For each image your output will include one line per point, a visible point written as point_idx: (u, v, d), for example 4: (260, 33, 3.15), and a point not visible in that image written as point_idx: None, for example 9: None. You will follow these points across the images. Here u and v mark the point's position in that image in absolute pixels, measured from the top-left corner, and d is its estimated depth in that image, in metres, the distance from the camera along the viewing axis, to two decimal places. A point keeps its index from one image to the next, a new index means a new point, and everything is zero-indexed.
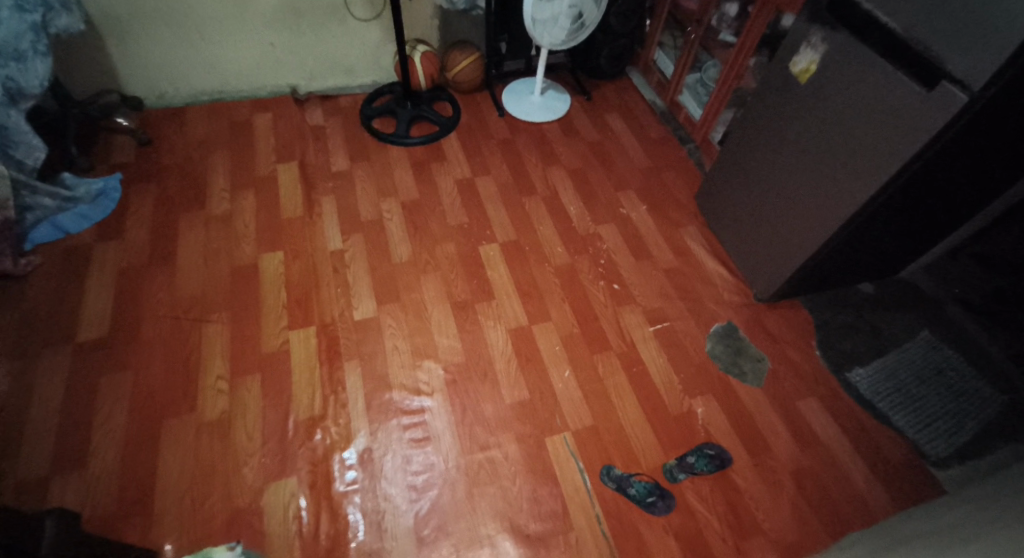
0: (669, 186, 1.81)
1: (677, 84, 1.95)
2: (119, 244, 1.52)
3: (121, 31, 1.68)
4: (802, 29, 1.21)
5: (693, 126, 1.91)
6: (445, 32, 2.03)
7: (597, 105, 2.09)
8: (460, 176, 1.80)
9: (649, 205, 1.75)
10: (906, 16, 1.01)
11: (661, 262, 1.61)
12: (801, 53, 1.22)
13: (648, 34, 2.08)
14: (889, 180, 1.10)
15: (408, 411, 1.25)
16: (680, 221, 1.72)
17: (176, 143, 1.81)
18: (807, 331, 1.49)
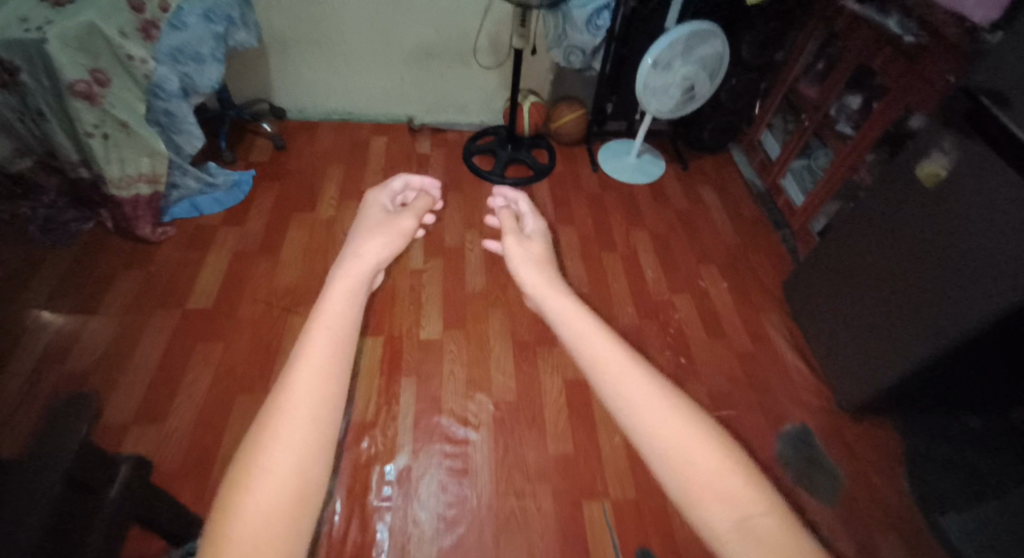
0: (755, 268, 1.76)
1: (780, 167, 1.90)
2: (238, 230, 1.69)
3: (282, 52, 1.93)
4: (933, 134, 1.16)
5: (791, 213, 1.83)
6: (556, 86, 2.14)
7: (692, 175, 2.09)
8: (543, 222, 1.85)
9: (731, 283, 1.71)
10: None
11: (737, 344, 1.55)
12: (927, 158, 1.17)
13: (756, 116, 2.05)
14: (1012, 307, 1.01)
15: (495, 213, 1.20)
16: (762, 305, 1.66)
17: (302, 150, 2.01)
18: (890, 456, 1.37)
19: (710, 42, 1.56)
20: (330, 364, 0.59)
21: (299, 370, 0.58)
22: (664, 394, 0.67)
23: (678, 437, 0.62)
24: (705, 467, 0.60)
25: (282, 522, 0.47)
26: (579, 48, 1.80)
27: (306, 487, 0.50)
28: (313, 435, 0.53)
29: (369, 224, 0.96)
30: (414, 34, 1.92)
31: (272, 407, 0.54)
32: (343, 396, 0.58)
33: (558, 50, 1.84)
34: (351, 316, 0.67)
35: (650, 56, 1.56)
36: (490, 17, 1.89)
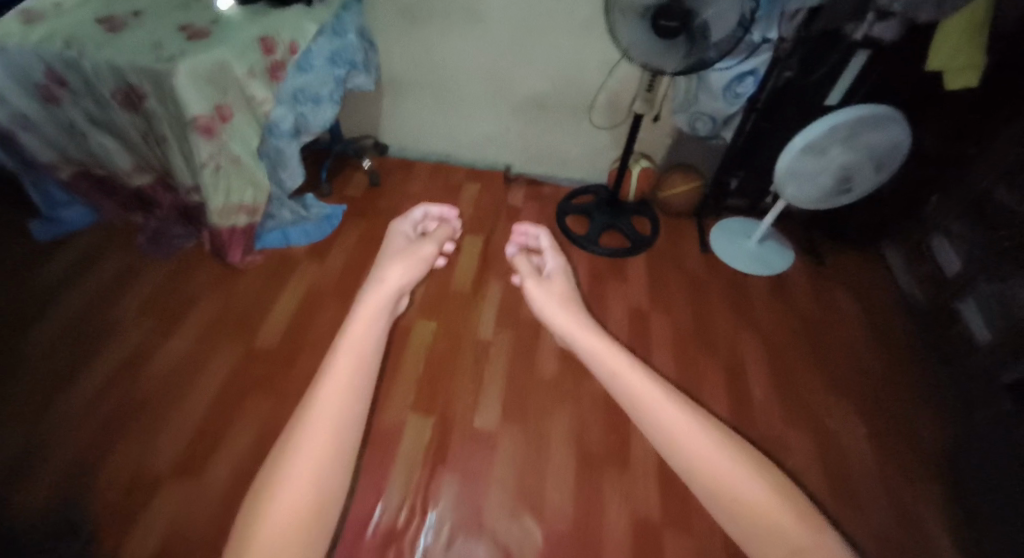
0: (904, 418, 1.43)
1: (958, 286, 1.53)
2: (319, 265, 1.65)
3: (393, 92, 1.94)
4: None
5: (970, 349, 1.45)
6: (672, 152, 1.93)
7: (823, 276, 1.78)
8: (635, 305, 1.63)
9: (867, 429, 1.40)
10: None
11: (872, 522, 1.24)
12: None
13: (931, 208, 1.67)
14: None
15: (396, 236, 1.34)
16: (909, 469, 1.35)
17: (394, 189, 1.97)
18: None
19: (885, 130, 1.36)
20: (343, 385, 0.72)
21: (323, 386, 0.72)
22: (664, 393, 0.86)
23: (671, 424, 0.80)
24: (704, 449, 0.76)
25: (304, 505, 0.60)
26: (709, 115, 1.61)
27: (321, 478, 0.62)
28: (329, 443, 0.65)
29: (410, 254, 1.20)
30: (529, 85, 1.83)
31: (303, 413, 0.69)
32: (354, 413, 0.70)
33: (682, 115, 1.66)
34: (374, 343, 0.82)
35: (801, 138, 1.39)
36: (614, 76, 1.74)
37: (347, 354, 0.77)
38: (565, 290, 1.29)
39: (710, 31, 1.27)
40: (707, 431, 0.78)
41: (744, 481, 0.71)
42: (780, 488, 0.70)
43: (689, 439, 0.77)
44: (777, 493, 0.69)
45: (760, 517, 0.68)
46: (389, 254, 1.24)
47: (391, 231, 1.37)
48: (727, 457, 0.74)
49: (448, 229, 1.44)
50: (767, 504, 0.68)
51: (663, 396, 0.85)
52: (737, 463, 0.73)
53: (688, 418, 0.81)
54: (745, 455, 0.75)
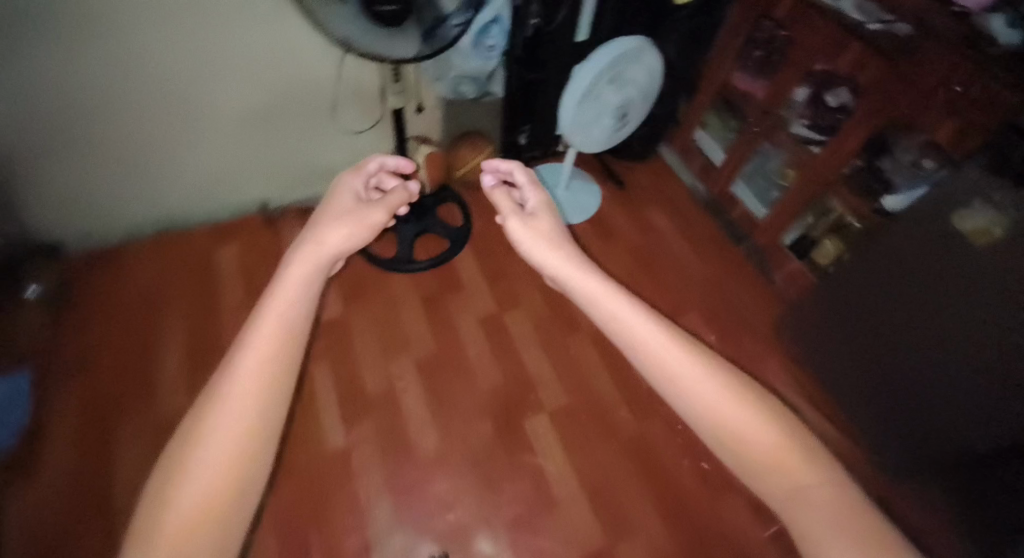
0: (731, 308, 1.66)
1: (727, 175, 1.78)
2: (30, 485, 1.22)
3: (30, 171, 1.28)
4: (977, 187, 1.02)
5: (757, 228, 1.73)
6: (449, 121, 1.66)
7: (632, 202, 1.86)
8: (484, 313, 1.48)
9: (714, 336, 1.60)
10: None
11: None
12: (969, 211, 1.04)
13: (685, 113, 1.88)
14: None
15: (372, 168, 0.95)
16: (754, 351, 1.60)
17: (106, 306, 1.47)
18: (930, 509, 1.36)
19: (643, 61, 1.33)
20: (281, 329, 0.52)
21: (252, 338, 0.51)
22: (672, 341, 0.63)
23: (687, 371, 0.60)
24: (739, 419, 0.56)
25: (225, 493, 0.43)
26: (469, 76, 1.49)
27: (246, 456, 0.45)
28: (271, 400, 0.48)
29: (340, 185, 0.86)
30: (240, 100, 1.35)
31: (216, 380, 0.47)
32: (292, 358, 0.52)
33: (442, 83, 1.50)
34: (309, 292, 0.59)
35: (579, 88, 1.28)
36: (347, 76, 1.41)
37: (268, 307, 0.54)
38: (543, 225, 1.11)
39: (439, 7, 1.02)
40: (734, 395, 0.57)
41: (777, 458, 0.53)
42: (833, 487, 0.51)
43: (726, 409, 0.56)
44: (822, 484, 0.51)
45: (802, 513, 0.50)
46: (342, 183, 0.86)
47: (348, 172, 0.90)
48: (763, 432, 0.55)
49: (415, 178, 1.02)
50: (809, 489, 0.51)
51: (685, 353, 0.62)
52: (779, 444, 0.54)
53: (711, 382, 0.58)
54: (789, 435, 0.55)
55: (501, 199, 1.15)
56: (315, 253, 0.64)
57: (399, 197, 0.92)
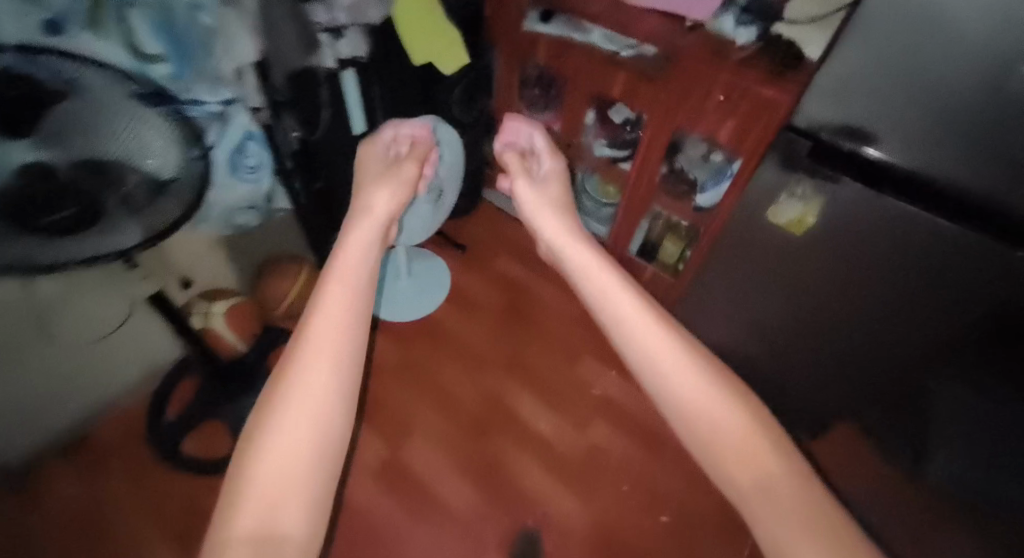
0: None
1: (562, 204, 1.86)
2: None
3: None
4: (780, 178, 1.05)
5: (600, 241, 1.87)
6: (237, 255, 1.38)
7: (487, 256, 1.87)
8: (378, 466, 1.38)
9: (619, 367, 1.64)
10: (919, 151, 0.86)
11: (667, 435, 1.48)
12: (782, 203, 1.08)
13: (496, 157, 1.91)
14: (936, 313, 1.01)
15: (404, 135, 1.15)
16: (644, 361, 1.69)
17: None
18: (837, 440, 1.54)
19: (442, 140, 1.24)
20: (341, 381, 0.67)
21: (308, 341, 0.68)
22: (657, 324, 0.80)
23: (666, 349, 0.77)
24: (717, 407, 0.70)
25: (286, 501, 0.56)
26: (243, 203, 1.20)
27: (309, 475, 0.59)
28: (317, 442, 0.61)
29: (400, 175, 1.06)
30: None
31: (276, 425, 0.61)
32: (342, 408, 0.65)
33: (212, 220, 1.18)
34: (336, 370, 0.67)
35: None
36: (46, 294, 1.03)
37: (319, 350, 0.67)
38: (558, 189, 1.19)
39: (159, 173, 0.75)
40: (697, 371, 0.74)
41: (723, 426, 0.69)
42: (777, 450, 0.66)
43: (698, 384, 0.73)
44: (766, 446, 0.67)
45: (752, 471, 0.65)
46: (358, 193, 1.03)
47: (366, 153, 1.09)
48: (720, 402, 0.71)
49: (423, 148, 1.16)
50: (753, 448, 0.66)
51: (677, 340, 0.78)
52: (739, 428, 0.68)
53: (695, 360, 0.75)
54: (740, 397, 0.71)
55: (519, 178, 1.20)
56: (377, 241, 0.88)
57: (409, 173, 1.09)
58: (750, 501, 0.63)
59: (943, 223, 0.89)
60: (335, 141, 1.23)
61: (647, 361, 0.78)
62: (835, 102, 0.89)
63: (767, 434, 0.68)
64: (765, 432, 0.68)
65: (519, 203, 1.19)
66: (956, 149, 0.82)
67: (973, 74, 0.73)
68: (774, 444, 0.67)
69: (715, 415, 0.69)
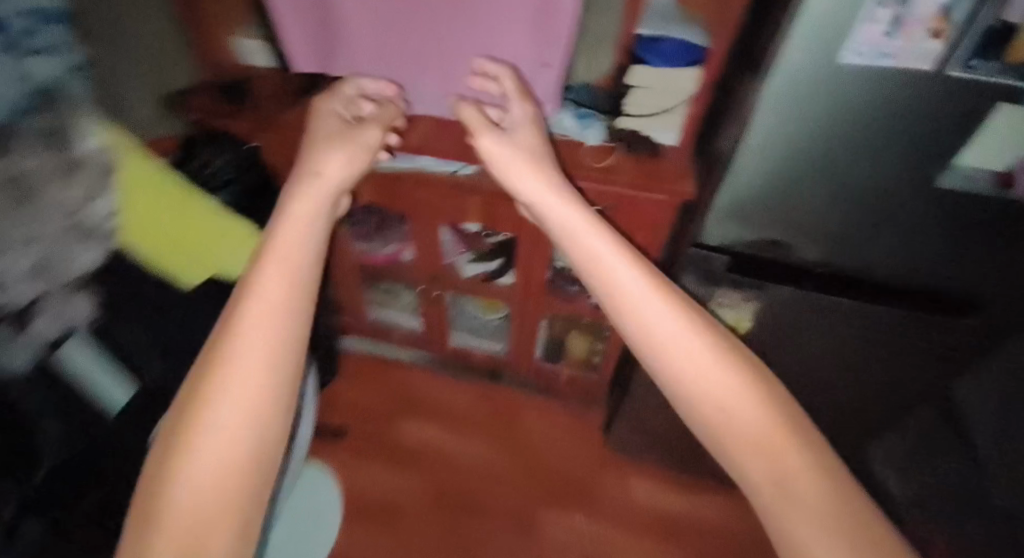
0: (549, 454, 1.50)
1: (440, 336, 1.55)
2: None
3: None
4: (707, 289, 0.92)
5: (497, 361, 1.58)
6: None
7: (376, 430, 1.52)
8: None
9: (569, 507, 1.42)
10: (842, 250, 0.82)
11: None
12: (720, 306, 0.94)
13: (343, 303, 1.54)
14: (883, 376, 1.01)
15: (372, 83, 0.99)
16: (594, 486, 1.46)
17: None
18: None
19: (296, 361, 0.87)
20: (281, 299, 0.55)
21: (252, 297, 0.54)
22: (626, 257, 0.64)
23: (637, 308, 0.61)
24: (718, 369, 0.56)
25: (232, 467, 0.46)
26: None
27: (244, 417, 0.48)
28: (275, 357, 0.52)
29: (351, 141, 0.77)
30: None
31: (205, 365, 0.51)
32: (289, 340, 0.54)
33: None
34: (307, 239, 0.62)
35: None
36: None
37: (276, 272, 0.57)
38: (529, 127, 0.90)
39: None
40: (684, 325, 0.59)
41: (731, 401, 0.54)
42: (779, 416, 0.53)
43: (670, 336, 0.59)
44: (774, 406, 0.54)
45: (753, 440, 0.52)
46: (303, 163, 0.72)
47: (325, 120, 0.84)
48: (710, 378, 0.56)
49: (390, 112, 0.92)
50: (757, 432, 0.53)
51: (632, 268, 0.64)
52: (696, 351, 0.57)
53: (649, 297, 0.61)
54: (753, 371, 0.57)
55: (519, 113, 0.91)
56: (314, 179, 0.69)
57: (370, 138, 0.79)
58: (734, 457, 0.53)
59: (892, 308, 0.86)
60: (86, 443, 0.77)
61: (637, 316, 0.61)
62: (744, 222, 0.82)
63: (780, 406, 0.55)
64: (776, 407, 0.54)
65: (522, 141, 0.86)
66: (882, 241, 0.79)
67: (884, 167, 0.70)
68: (784, 419, 0.53)
69: (723, 383, 0.55)
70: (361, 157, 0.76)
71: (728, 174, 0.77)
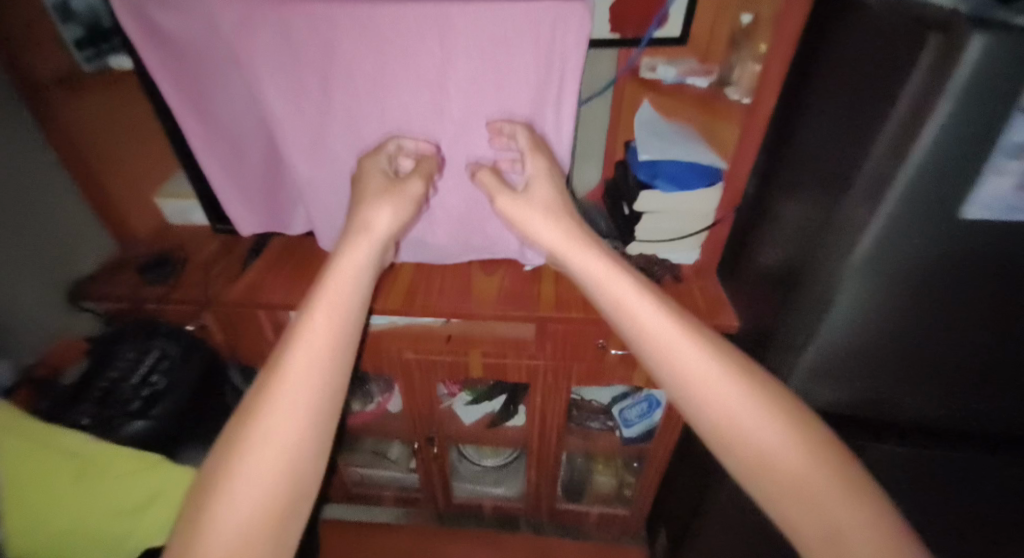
0: None
1: (443, 492, 1.34)
2: None
3: None
4: None
5: (512, 510, 1.37)
6: None
7: None
8: None
9: None
10: (938, 398, 0.75)
11: None
12: None
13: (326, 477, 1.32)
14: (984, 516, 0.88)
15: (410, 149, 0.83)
16: None
17: None
18: None
19: None
20: (332, 339, 0.58)
21: (297, 353, 0.56)
22: (641, 292, 0.62)
23: (636, 317, 0.61)
24: (750, 414, 0.54)
25: (274, 485, 0.50)
26: None
27: (283, 447, 0.51)
28: (323, 383, 0.55)
29: (397, 194, 0.72)
30: None
31: (263, 392, 0.54)
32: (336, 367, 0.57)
33: None
34: (358, 287, 0.63)
35: None
36: None
37: (324, 302, 0.60)
38: (553, 181, 0.76)
39: None
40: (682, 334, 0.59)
41: (724, 404, 0.55)
42: (774, 408, 0.54)
43: (658, 338, 0.59)
44: (769, 402, 0.55)
45: (758, 432, 0.54)
46: (354, 215, 0.70)
47: (366, 172, 0.75)
48: (700, 384, 0.57)
49: (484, 172, 0.77)
50: (748, 423, 0.54)
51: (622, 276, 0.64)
52: (697, 366, 0.57)
53: (637, 294, 0.62)
54: (788, 416, 0.54)
55: (535, 177, 0.76)
56: (370, 237, 0.67)
57: (414, 189, 0.74)
58: (732, 452, 0.54)
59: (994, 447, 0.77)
60: None
61: (635, 329, 0.61)
62: (838, 378, 0.73)
63: (776, 397, 0.55)
64: (770, 400, 0.55)
65: (540, 198, 0.74)
66: (981, 388, 0.73)
67: (993, 319, 0.65)
68: (780, 410, 0.54)
69: (753, 424, 0.54)
70: (410, 211, 0.72)
71: (821, 337, 0.68)
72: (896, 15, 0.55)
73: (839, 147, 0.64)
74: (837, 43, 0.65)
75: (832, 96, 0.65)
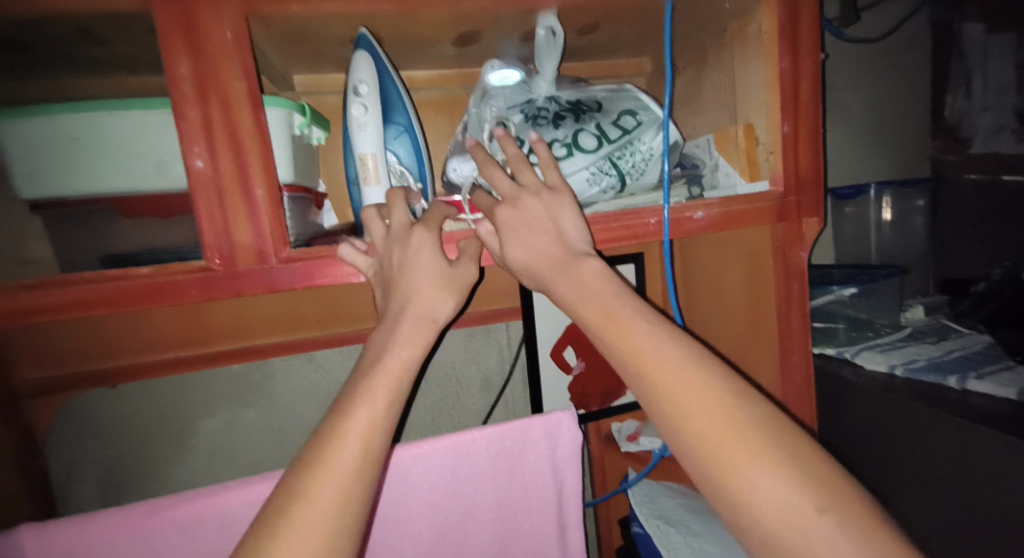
0: None
1: None
2: None
3: None
4: None
5: None
6: None
7: None
8: None
9: None
10: None
11: None
12: None
13: None
14: None
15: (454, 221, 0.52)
16: None
17: None
18: None
19: None
20: (377, 427, 0.42)
21: (325, 456, 0.39)
22: (671, 344, 0.42)
23: (676, 379, 0.40)
24: (807, 513, 0.35)
25: None
26: None
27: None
28: (352, 505, 0.38)
29: (415, 284, 0.46)
30: None
31: (299, 486, 0.38)
32: (380, 462, 0.41)
33: None
34: (406, 391, 0.44)
35: None
36: None
37: (377, 384, 0.43)
38: (546, 222, 0.48)
39: None
40: (696, 377, 0.40)
41: (758, 479, 0.36)
42: (825, 497, 0.35)
43: (702, 404, 0.39)
44: (780, 455, 0.37)
45: (797, 534, 0.35)
46: (392, 291, 0.47)
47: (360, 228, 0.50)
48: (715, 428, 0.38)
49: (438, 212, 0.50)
50: (791, 511, 0.35)
51: (665, 336, 0.42)
52: (731, 427, 0.38)
53: (669, 344, 0.42)
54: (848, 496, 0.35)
55: (484, 175, 0.50)
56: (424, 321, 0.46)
57: (464, 272, 0.49)
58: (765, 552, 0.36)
59: None
60: None
61: (648, 365, 0.41)
62: None
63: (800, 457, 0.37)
64: (821, 487, 0.35)
65: (548, 258, 0.48)
66: None
67: None
68: (833, 506, 0.35)
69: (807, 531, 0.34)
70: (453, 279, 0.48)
71: None
72: (968, 434, 0.52)
73: (945, 507, 0.56)
74: (859, 413, 0.65)
75: (879, 466, 0.64)
